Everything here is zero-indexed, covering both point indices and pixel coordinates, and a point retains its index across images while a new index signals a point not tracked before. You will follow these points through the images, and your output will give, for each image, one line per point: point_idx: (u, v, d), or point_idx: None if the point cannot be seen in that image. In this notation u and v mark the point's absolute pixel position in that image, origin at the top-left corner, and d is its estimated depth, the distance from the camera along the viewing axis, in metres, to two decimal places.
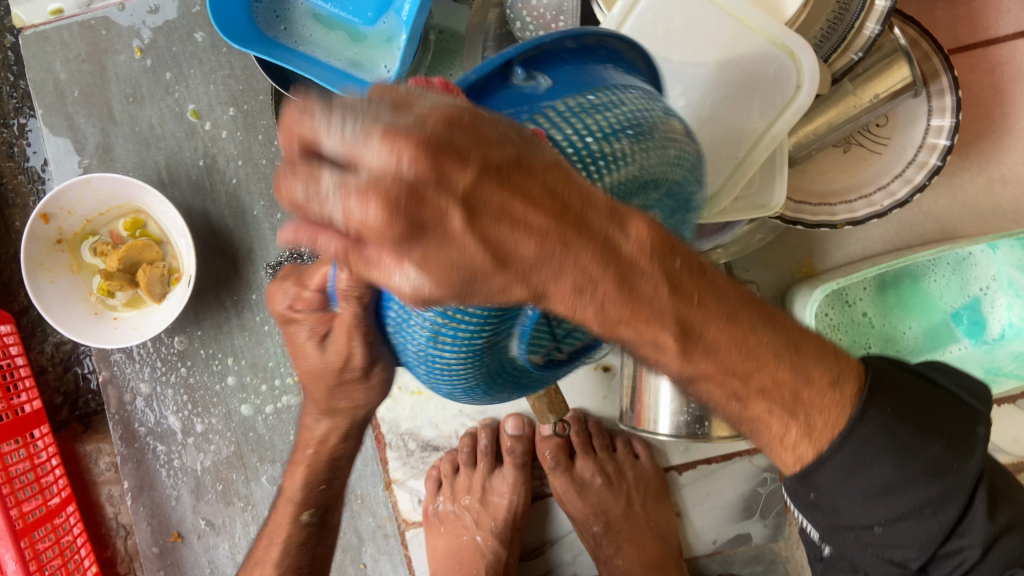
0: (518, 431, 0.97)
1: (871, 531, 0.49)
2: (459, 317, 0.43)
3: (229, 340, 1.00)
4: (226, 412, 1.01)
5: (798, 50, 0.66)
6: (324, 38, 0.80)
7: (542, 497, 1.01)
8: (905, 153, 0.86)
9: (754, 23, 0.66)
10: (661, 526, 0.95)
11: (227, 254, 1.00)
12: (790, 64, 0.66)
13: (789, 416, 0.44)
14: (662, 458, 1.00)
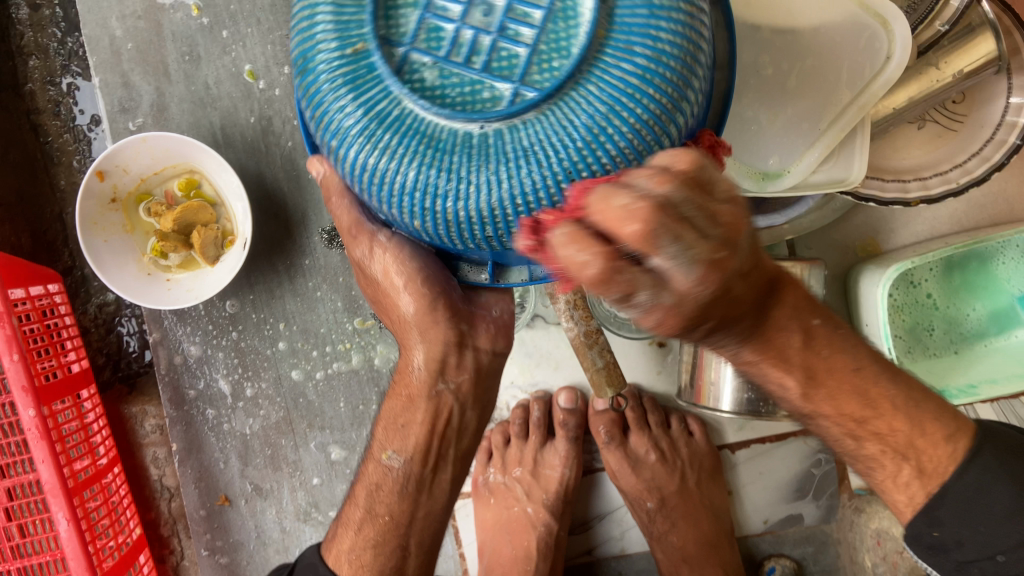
0: (571, 404, 0.95)
1: (995, 559, 0.59)
2: (307, 92, 0.50)
3: (281, 305, 0.99)
4: (276, 376, 1.00)
5: (891, 20, 0.66)
6: None
7: (592, 472, 1.00)
8: (983, 131, 0.83)
9: None
10: (714, 503, 0.95)
11: (280, 217, 0.98)
12: (879, 33, 0.66)
13: (902, 457, 0.61)
14: (717, 436, 1.00)
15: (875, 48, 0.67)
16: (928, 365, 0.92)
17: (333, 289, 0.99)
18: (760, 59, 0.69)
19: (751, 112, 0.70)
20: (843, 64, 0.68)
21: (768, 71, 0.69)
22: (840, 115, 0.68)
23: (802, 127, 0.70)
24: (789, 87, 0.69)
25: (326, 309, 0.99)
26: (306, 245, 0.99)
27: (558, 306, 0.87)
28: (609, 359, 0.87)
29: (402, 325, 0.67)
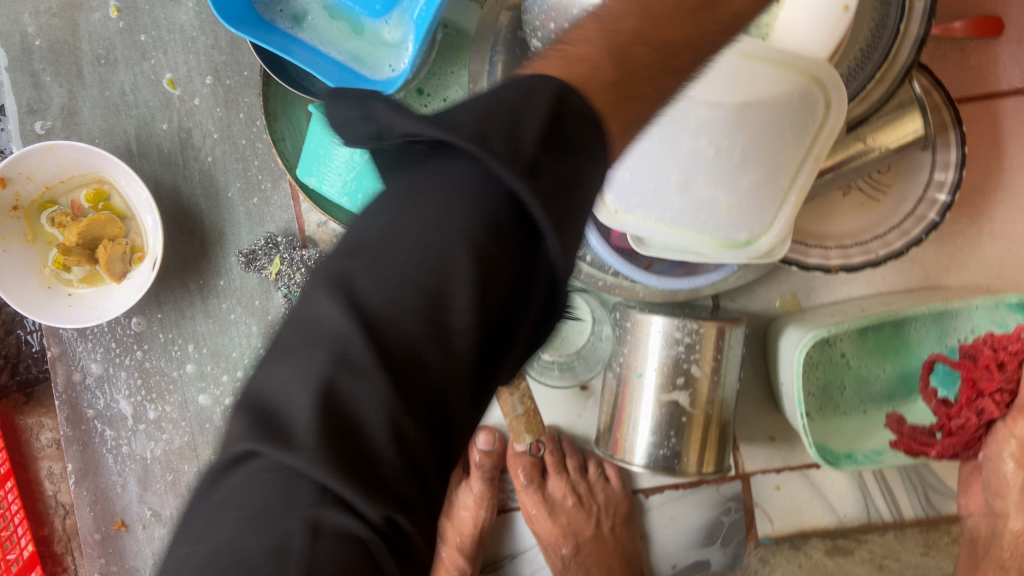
0: (489, 446, 0.93)
1: None
2: None
3: (191, 326, 0.95)
4: (182, 400, 0.96)
5: (817, 71, 0.66)
6: (325, 25, 0.75)
7: (507, 510, 1.00)
8: (904, 204, 0.85)
9: (765, 58, 0.66)
10: (626, 548, 0.95)
11: (195, 234, 0.94)
12: (814, 87, 0.67)
13: None
14: (630, 480, 1.00)
15: (811, 102, 0.67)
16: (834, 423, 0.92)
17: (248, 312, 0.95)
18: (701, 142, 0.69)
19: (705, 194, 0.71)
20: (783, 129, 0.68)
21: (710, 153, 0.69)
22: (795, 174, 0.70)
23: (755, 202, 0.71)
24: (735, 163, 0.69)
25: (238, 333, 0.95)
26: (223, 265, 0.94)
27: None
28: (529, 406, 0.86)
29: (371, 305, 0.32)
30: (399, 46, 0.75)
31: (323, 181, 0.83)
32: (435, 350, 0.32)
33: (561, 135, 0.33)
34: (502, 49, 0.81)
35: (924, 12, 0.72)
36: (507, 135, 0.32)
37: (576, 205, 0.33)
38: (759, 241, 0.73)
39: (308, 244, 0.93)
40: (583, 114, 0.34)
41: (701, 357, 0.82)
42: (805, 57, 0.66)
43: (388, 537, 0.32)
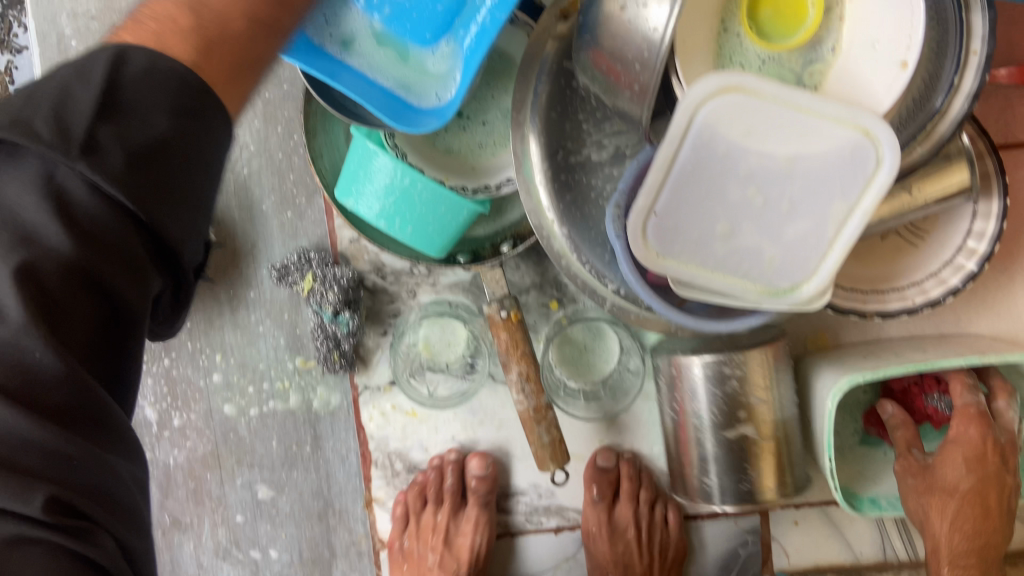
0: (483, 470, 0.94)
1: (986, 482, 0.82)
2: None
3: (219, 336, 0.95)
4: (207, 409, 0.96)
5: (872, 127, 0.65)
6: (372, 51, 0.74)
7: (506, 535, 0.99)
8: (943, 252, 0.84)
9: (819, 113, 0.65)
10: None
11: (227, 245, 0.94)
12: (866, 143, 0.66)
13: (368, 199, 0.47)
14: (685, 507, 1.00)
15: (863, 157, 0.67)
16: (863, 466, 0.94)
17: (277, 325, 0.95)
18: (749, 190, 0.69)
19: (749, 242, 0.71)
20: (833, 182, 0.68)
21: (757, 202, 0.69)
22: (841, 225, 0.70)
23: (799, 251, 0.71)
24: (782, 212, 0.70)
25: (267, 345, 0.95)
26: (253, 277, 0.94)
27: (510, 378, 0.87)
28: (556, 436, 0.87)
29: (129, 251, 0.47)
30: (448, 76, 0.75)
31: (362, 202, 0.83)
32: (80, 299, 0.46)
33: (141, 94, 0.48)
34: (548, 79, 0.81)
35: (978, 66, 0.72)
36: (54, 134, 0.45)
37: (161, 165, 0.47)
38: (799, 288, 0.73)
39: (340, 260, 0.93)
40: (129, 113, 0.47)
41: (754, 394, 0.82)
42: (860, 112, 0.65)
43: (74, 529, 0.44)
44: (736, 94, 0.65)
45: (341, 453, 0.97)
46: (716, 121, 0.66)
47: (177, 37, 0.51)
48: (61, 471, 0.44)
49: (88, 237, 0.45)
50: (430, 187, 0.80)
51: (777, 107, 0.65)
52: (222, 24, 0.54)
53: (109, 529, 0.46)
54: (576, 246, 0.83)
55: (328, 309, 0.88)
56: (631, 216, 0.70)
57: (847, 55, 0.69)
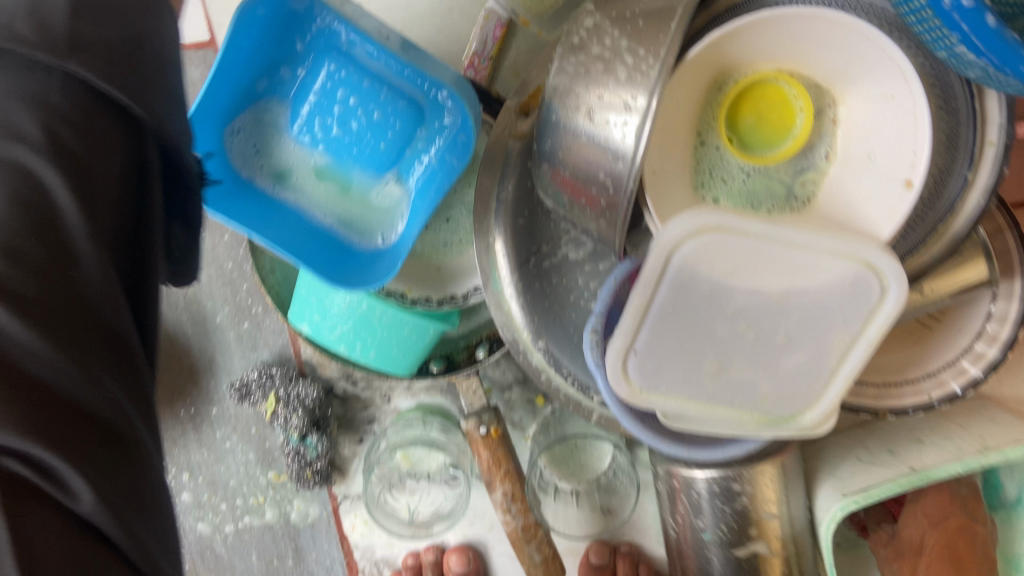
0: (463, 568, 0.87)
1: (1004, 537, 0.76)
2: None
3: (186, 455, 0.90)
4: (180, 529, 0.91)
5: (874, 259, 0.57)
6: (310, 186, 0.67)
7: None
8: (960, 337, 0.76)
9: (813, 248, 0.57)
10: None
11: (184, 363, 0.87)
12: (868, 276, 0.58)
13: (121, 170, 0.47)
14: None
15: (865, 287, 0.59)
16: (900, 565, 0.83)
17: (245, 440, 0.89)
18: (739, 325, 0.61)
19: (743, 376, 0.64)
20: (834, 315, 0.60)
21: (748, 335, 0.62)
22: (845, 353, 0.62)
23: (800, 380, 0.64)
24: (776, 344, 0.62)
25: (236, 460, 0.89)
26: (214, 393, 0.88)
27: (494, 496, 0.81)
28: (548, 553, 0.80)
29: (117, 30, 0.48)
30: (396, 211, 0.68)
31: (318, 328, 0.75)
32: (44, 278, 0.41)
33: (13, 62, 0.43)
34: (513, 181, 0.74)
35: (994, 159, 0.63)
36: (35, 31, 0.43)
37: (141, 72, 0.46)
38: (799, 416, 0.66)
39: (304, 370, 0.86)
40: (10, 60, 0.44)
41: (748, 507, 0.74)
42: (861, 245, 0.57)
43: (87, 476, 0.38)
44: (716, 234, 0.57)
45: (325, 565, 0.92)
46: (694, 262, 0.58)
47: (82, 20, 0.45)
48: (78, 360, 0.40)
49: (78, 132, 0.44)
50: (392, 310, 0.74)
51: (764, 245, 0.57)
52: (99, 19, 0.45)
53: (126, 458, 0.41)
54: (555, 360, 0.76)
55: (294, 432, 0.82)
56: (608, 361, 0.63)
57: (843, 164, 0.61)
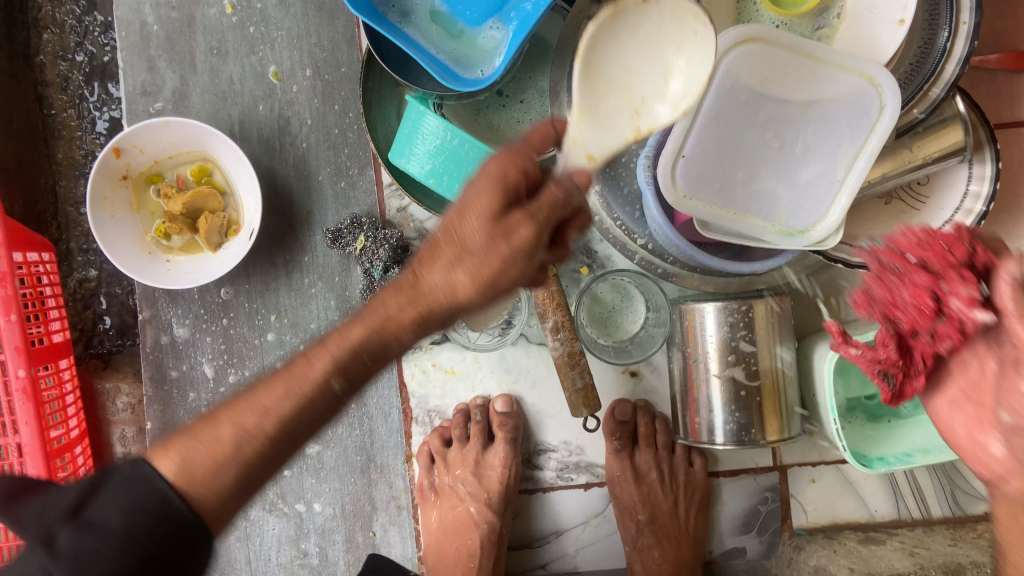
0: (507, 409, 1.00)
1: None
2: None
3: (274, 298, 1.03)
4: (261, 365, 1.03)
5: (876, 75, 0.75)
6: (429, 27, 0.86)
7: (531, 492, 1.04)
8: (943, 213, 0.94)
9: (829, 62, 0.75)
10: (693, 530, 1.03)
11: (285, 214, 1.02)
12: (870, 89, 0.75)
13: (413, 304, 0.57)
14: (711, 463, 1.06)
15: (867, 103, 0.76)
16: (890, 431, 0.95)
17: (328, 287, 1.02)
18: (768, 133, 0.78)
19: (768, 187, 0.80)
20: (843, 127, 0.77)
21: (775, 144, 0.79)
22: (850, 167, 0.78)
23: (812, 193, 0.80)
24: (797, 154, 0.79)
25: (318, 305, 1.02)
26: (308, 242, 1.02)
27: (546, 326, 0.94)
28: (588, 381, 0.94)
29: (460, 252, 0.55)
30: (494, 52, 0.86)
31: (415, 163, 0.91)
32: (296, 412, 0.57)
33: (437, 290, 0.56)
34: (584, 52, 0.88)
35: (967, 33, 0.81)
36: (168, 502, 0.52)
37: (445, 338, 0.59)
38: (812, 232, 0.81)
39: (388, 226, 1.00)
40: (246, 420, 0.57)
41: (753, 333, 0.89)
42: (866, 62, 0.74)
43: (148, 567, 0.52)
44: (756, 44, 0.74)
45: (384, 410, 1.03)
46: (737, 70, 0.75)
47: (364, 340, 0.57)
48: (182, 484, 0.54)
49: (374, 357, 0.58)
50: (476, 147, 0.88)
51: (792, 56, 0.75)
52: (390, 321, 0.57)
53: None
54: (608, 204, 0.91)
55: (379, 265, 0.96)
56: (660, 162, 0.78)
57: (851, 19, 0.80)
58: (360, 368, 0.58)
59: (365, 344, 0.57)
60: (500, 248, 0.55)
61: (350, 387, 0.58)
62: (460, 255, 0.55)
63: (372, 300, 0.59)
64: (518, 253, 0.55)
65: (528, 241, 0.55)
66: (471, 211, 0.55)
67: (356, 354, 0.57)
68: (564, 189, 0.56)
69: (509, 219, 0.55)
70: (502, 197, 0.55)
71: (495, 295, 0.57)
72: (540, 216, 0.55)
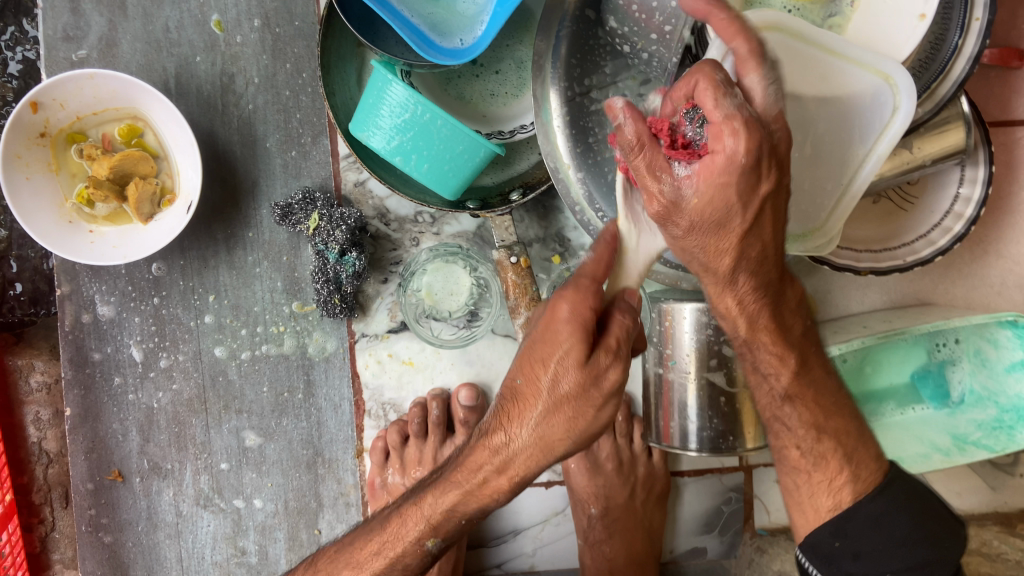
0: (471, 402, 0.92)
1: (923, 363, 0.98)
2: None
3: (213, 276, 0.93)
4: (196, 350, 0.94)
5: (893, 73, 0.68)
6: None
7: None
8: (931, 215, 0.90)
9: (846, 57, 0.68)
10: (652, 525, 0.98)
11: (227, 183, 0.92)
12: (886, 88, 0.68)
13: (509, 469, 0.60)
14: (672, 461, 1.01)
15: (881, 103, 0.69)
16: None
17: (274, 267, 0.92)
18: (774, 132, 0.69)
19: None
20: (855, 128, 0.69)
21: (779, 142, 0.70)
22: (854, 173, 0.71)
23: (816, 197, 0.71)
24: (803, 155, 0.70)
25: (262, 287, 0.93)
26: (253, 216, 0.92)
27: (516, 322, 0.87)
28: None
29: (552, 402, 0.58)
30: (476, 20, 0.77)
31: (380, 138, 0.81)
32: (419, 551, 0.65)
33: (534, 441, 0.59)
34: (570, 24, 0.79)
35: (980, 31, 0.76)
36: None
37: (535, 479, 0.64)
38: (811, 237, 0.73)
39: (343, 202, 0.91)
40: (391, 541, 0.66)
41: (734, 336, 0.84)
42: (882, 58, 0.68)
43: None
44: (773, 31, 0.66)
45: (334, 401, 0.95)
46: None
47: (455, 495, 0.63)
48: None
49: (476, 506, 0.63)
50: (450, 125, 0.78)
51: (807, 46, 0.68)
52: (486, 473, 0.61)
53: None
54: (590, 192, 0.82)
55: (335, 249, 0.86)
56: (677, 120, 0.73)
57: (865, 10, 0.73)
58: (454, 528, 0.64)
59: (461, 507, 0.63)
60: (591, 394, 0.58)
61: (441, 544, 0.65)
62: (545, 410, 0.58)
63: (459, 463, 0.64)
64: (606, 397, 0.59)
65: (617, 384, 0.59)
66: (553, 358, 0.58)
67: (455, 519, 0.63)
68: (629, 319, 0.59)
69: (597, 363, 0.57)
70: (589, 343, 0.57)
71: (586, 439, 0.61)
72: (620, 349, 0.58)
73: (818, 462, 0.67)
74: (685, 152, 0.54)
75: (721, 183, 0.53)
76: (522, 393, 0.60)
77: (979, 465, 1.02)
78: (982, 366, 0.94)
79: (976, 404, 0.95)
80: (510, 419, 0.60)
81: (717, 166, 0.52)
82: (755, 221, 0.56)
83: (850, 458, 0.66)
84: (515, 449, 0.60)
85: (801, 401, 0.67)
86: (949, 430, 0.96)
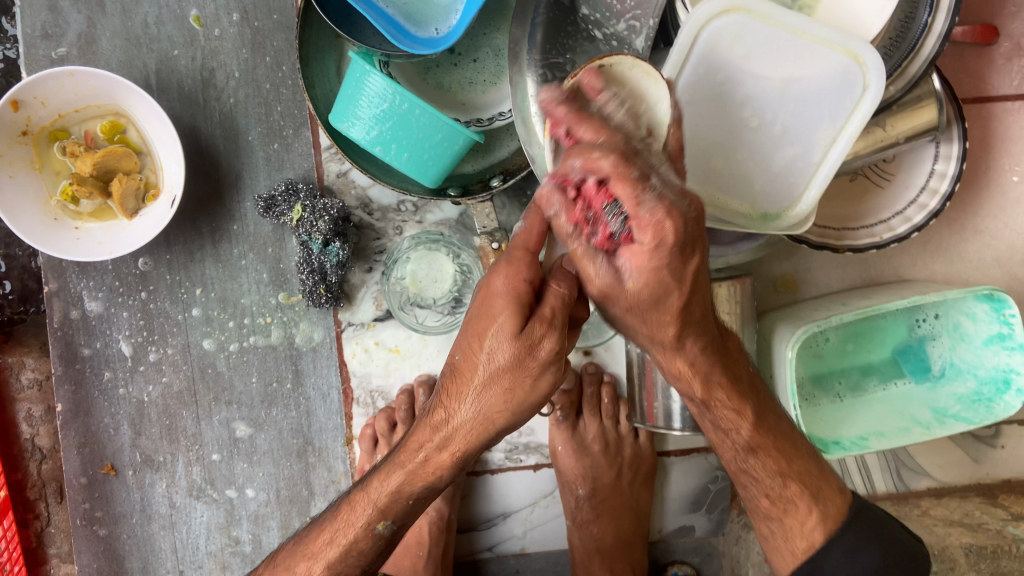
0: None
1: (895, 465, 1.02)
2: None
3: (199, 270, 0.93)
4: (185, 343, 0.95)
5: (863, 53, 0.68)
6: None
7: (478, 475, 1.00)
8: (907, 192, 0.91)
9: (815, 36, 0.67)
10: (639, 505, 0.99)
11: (210, 176, 0.92)
12: (854, 68, 0.68)
13: (455, 444, 0.63)
14: (658, 442, 1.03)
15: (851, 82, 0.69)
16: (845, 412, 0.97)
17: (259, 259, 0.93)
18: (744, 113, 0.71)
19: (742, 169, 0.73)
20: (825, 108, 0.70)
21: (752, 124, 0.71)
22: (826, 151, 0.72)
23: (790, 175, 0.73)
24: (774, 134, 0.71)
25: (248, 279, 0.94)
26: (237, 209, 0.93)
27: None
28: None
29: (489, 376, 0.60)
30: (450, 7, 0.78)
31: (358, 128, 0.82)
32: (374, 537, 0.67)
33: (474, 416, 0.61)
34: (545, 10, 0.80)
35: (949, 8, 0.77)
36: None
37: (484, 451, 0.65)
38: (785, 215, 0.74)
39: (326, 193, 0.92)
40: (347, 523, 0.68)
41: None
42: (850, 37, 0.67)
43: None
44: (738, 14, 0.67)
45: (322, 391, 0.96)
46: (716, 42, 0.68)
47: (406, 476, 0.65)
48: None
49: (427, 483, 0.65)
50: (428, 114, 0.79)
51: (774, 29, 0.68)
52: (433, 452, 0.63)
53: None
54: None
55: (317, 239, 0.87)
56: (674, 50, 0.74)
57: None
58: (402, 510, 0.66)
59: (406, 487, 0.65)
60: (529, 364, 0.59)
61: (393, 526, 0.67)
62: (483, 385, 0.60)
63: (406, 443, 0.66)
64: (545, 367, 0.60)
65: (553, 353, 0.59)
66: (485, 329, 0.59)
67: (402, 499, 0.66)
68: (567, 288, 0.59)
69: (530, 334, 0.58)
70: (522, 314, 0.57)
71: (529, 410, 0.62)
72: (555, 316, 0.58)
73: (787, 508, 0.69)
74: (613, 241, 0.53)
75: (650, 261, 0.52)
76: (461, 368, 0.61)
77: (962, 438, 1.03)
78: (961, 340, 0.96)
79: (956, 377, 0.96)
80: (453, 393, 0.62)
81: (645, 246, 0.51)
82: (690, 294, 0.56)
83: (817, 497, 0.68)
84: (459, 425, 0.62)
85: (764, 453, 0.68)
86: (930, 405, 0.97)
